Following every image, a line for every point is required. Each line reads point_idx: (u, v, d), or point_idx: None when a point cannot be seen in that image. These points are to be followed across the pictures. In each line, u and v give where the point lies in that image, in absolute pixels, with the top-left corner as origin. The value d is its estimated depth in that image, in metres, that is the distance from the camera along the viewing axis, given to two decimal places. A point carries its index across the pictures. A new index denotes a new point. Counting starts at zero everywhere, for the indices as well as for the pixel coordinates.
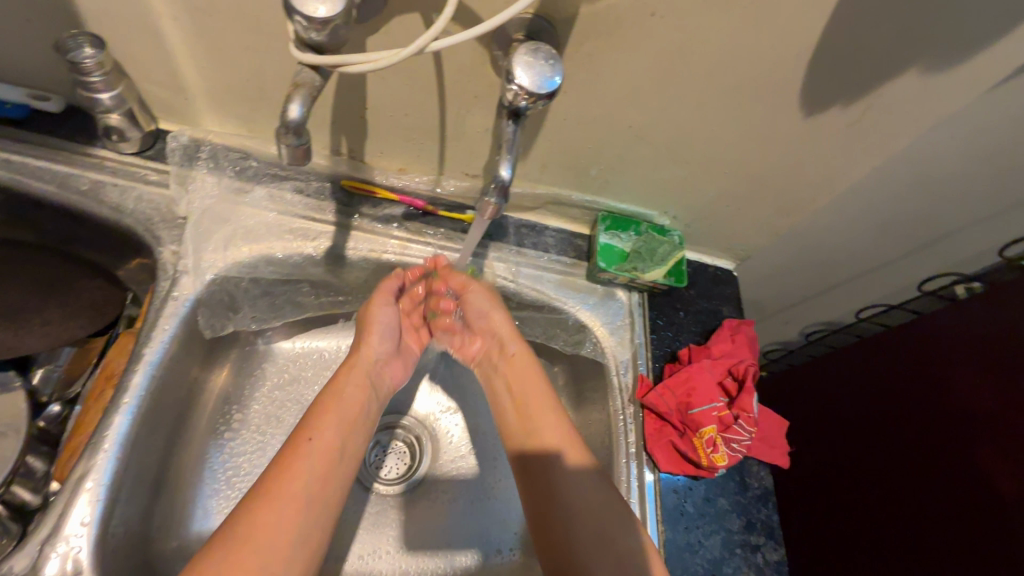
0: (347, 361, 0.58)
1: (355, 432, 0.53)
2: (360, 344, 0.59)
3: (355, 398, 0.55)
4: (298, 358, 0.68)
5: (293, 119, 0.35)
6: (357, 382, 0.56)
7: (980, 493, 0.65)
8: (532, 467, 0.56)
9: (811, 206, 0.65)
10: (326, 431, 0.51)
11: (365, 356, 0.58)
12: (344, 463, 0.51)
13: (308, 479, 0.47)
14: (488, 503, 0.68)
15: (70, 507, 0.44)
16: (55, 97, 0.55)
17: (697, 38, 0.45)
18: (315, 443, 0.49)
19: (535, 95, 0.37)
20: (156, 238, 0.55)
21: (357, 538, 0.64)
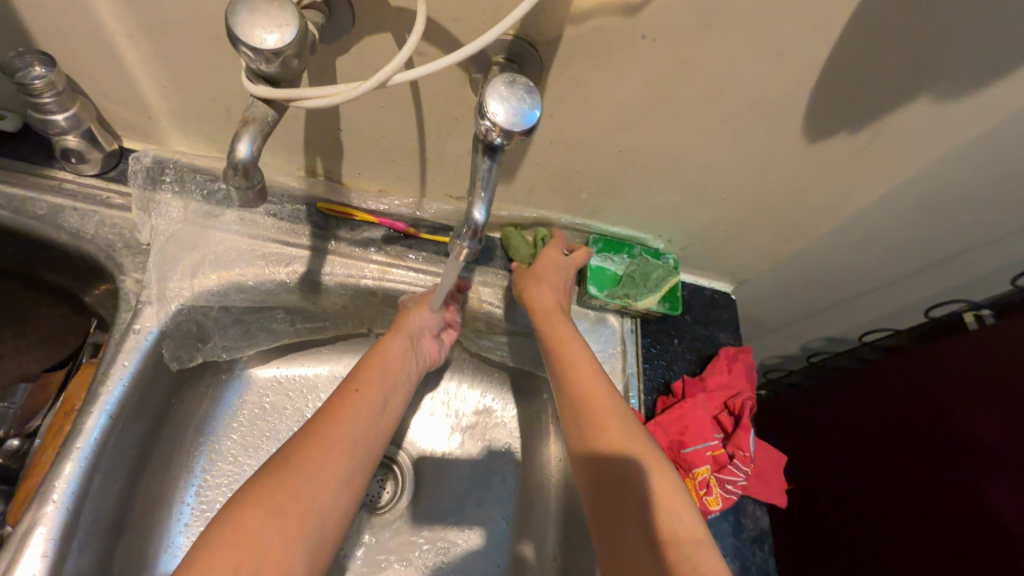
0: (395, 325, 0.57)
1: (394, 393, 0.53)
2: (406, 311, 0.58)
3: (397, 361, 0.55)
4: (272, 387, 0.65)
5: (241, 159, 0.32)
6: (401, 347, 0.56)
7: (983, 535, 0.62)
8: (574, 407, 0.51)
9: (813, 232, 0.61)
10: (372, 385, 0.51)
11: (413, 322, 0.57)
12: (383, 419, 0.50)
13: (355, 428, 0.47)
14: (460, 544, 0.64)
15: (18, 558, 0.41)
16: (11, 116, 0.52)
17: (691, 62, 0.41)
18: (362, 394, 0.49)
19: (509, 131, 0.34)
20: (118, 265, 0.52)
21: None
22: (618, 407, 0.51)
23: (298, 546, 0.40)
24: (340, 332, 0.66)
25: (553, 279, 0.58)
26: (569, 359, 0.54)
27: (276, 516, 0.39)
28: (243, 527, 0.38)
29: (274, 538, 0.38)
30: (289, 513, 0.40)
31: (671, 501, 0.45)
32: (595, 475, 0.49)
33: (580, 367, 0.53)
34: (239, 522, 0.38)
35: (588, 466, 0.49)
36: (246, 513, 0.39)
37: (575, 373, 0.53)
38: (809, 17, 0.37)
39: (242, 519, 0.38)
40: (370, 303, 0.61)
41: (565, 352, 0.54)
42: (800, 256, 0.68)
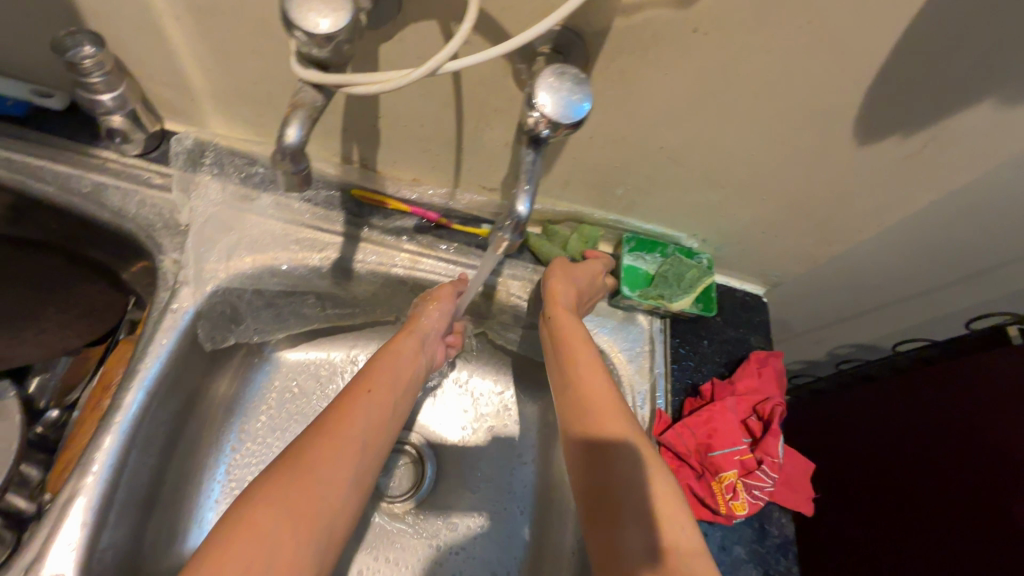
0: (408, 323, 0.56)
1: (404, 391, 0.52)
2: (422, 309, 0.57)
3: (410, 359, 0.54)
4: (297, 373, 0.66)
5: (289, 143, 0.32)
6: (414, 346, 0.55)
7: (1004, 554, 0.61)
8: (577, 403, 0.51)
9: (854, 237, 0.60)
10: (384, 386, 0.50)
11: (427, 322, 0.56)
12: (394, 419, 0.50)
13: (367, 427, 0.47)
14: (468, 541, 0.64)
15: (59, 526, 0.43)
16: (59, 94, 0.53)
17: (745, 57, 0.40)
18: (373, 395, 0.49)
19: (558, 123, 0.33)
20: (157, 245, 0.53)
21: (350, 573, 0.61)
22: (622, 411, 0.50)
23: (308, 544, 0.40)
24: (368, 320, 0.66)
25: (582, 283, 0.57)
26: (581, 360, 0.53)
27: (287, 512, 0.40)
28: (255, 523, 0.38)
29: (285, 538, 0.39)
30: (298, 510, 0.40)
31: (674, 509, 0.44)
32: (589, 475, 0.48)
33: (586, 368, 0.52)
34: (250, 518, 0.38)
35: (585, 464, 0.49)
36: (260, 509, 0.39)
37: (582, 372, 0.52)
38: (873, 12, 0.36)
39: (255, 514, 0.39)
40: (400, 292, 0.62)
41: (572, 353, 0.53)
42: (838, 260, 0.67)
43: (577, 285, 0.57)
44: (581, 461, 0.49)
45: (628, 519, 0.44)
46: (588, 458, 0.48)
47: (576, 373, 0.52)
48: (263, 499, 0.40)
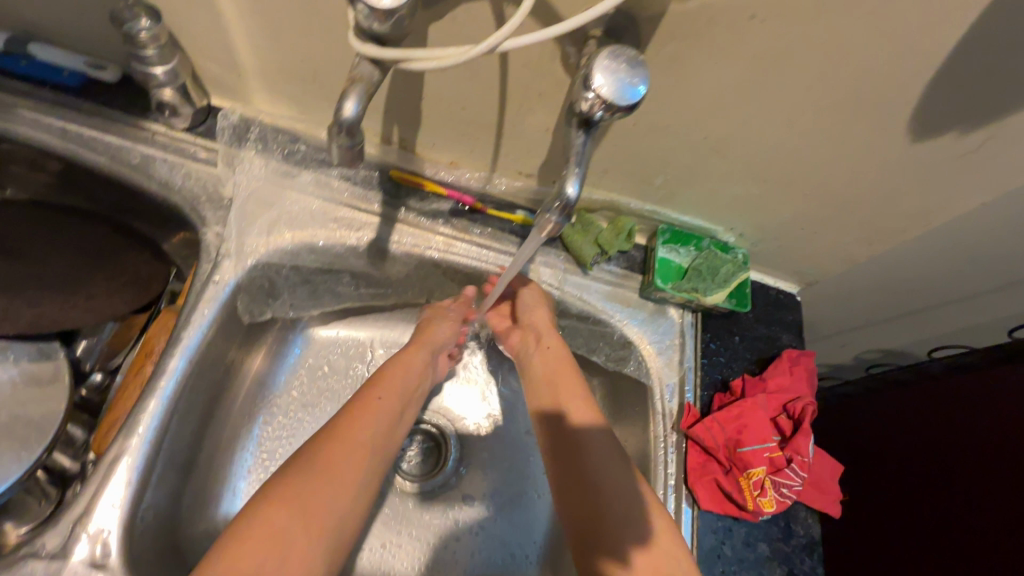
0: (416, 338, 0.59)
1: (411, 403, 0.54)
2: (434, 325, 0.61)
3: (417, 373, 0.56)
4: (326, 351, 0.67)
5: (347, 118, 0.33)
6: (421, 360, 0.57)
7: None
8: (562, 429, 0.53)
9: (898, 237, 0.58)
10: (393, 394, 0.52)
11: (435, 337, 0.60)
12: (399, 427, 0.52)
13: (377, 434, 0.48)
14: (490, 521, 0.65)
15: (105, 485, 0.44)
16: (111, 67, 0.54)
17: (802, 46, 0.39)
18: (382, 404, 0.50)
19: (613, 106, 0.33)
20: (201, 218, 0.54)
21: (368, 543, 0.61)
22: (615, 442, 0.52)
23: (320, 545, 0.41)
24: (399, 302, 0.67)
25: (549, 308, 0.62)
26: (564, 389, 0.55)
27: (301, 511, 0.41)
28: (269, 521, 0.39)
29: (299, 538, 0.40)
30: (311, 511, 0.41)
31: (663, 535, 0.46)
32: (566, 500, 0.50)
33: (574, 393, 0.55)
34: (265, 516, 0.39)
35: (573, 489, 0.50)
36: (274, 507, 0.40)
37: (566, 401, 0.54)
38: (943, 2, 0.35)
39: (269, 511, 0.40)
40: (433, 274, 0.62)
41: (563, 377, 0.56)
42: (879, 262, 0.65)
43: (545, 312, 0.61)
44: (566, 486, 0.50)
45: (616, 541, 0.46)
46: (565, 482, 0.50)
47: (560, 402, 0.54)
48: (278, 497, 0.41)
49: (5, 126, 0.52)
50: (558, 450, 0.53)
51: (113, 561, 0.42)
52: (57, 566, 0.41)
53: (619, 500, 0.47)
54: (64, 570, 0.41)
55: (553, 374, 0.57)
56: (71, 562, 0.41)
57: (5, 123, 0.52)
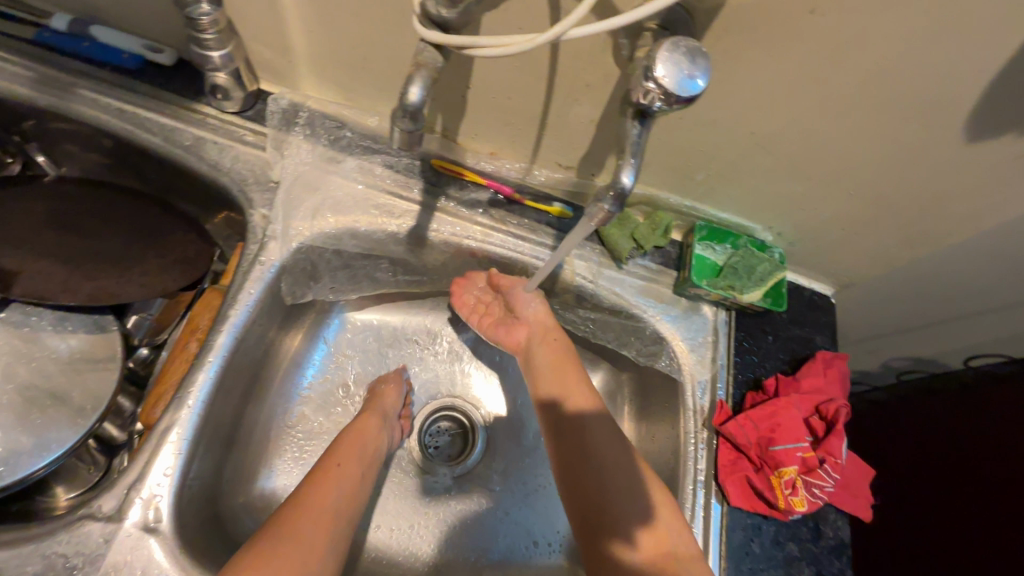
0: (365, 407, 0.60)
1: (372, 467, 0.55)
2: (381, 395, 0.63)
3: (375, 437, 0.57)
4: (353, 347, 0.68)
5: (412, 103, 0.34)
6: (377, 426, 0.58)
7: None
8: (569, 435, 0.56)
9: (943, 241, 0.57)
10: (351, 461, 0.53)
11: (385, 403, 0.62)
12: (362, 493, 0.52)
13: (340, 497, 0.49)
14: (512, 505, 0.65)
15: (156, 454, 0.46)
16: (168, 50, 0.56)
17: (860, 41, 0.39)
18: (341, 470, 0.51)
19: (672, 97, 0.34)
20: (249, 200, 0.56)
21: (372, 522, 0.62)
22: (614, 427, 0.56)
23: None
24: (433, 289, 0.68)
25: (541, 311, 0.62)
26: (572, 396, 0.57)
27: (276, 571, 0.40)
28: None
29: None
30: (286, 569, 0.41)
31: (667, 512, 0.50)
32: (575, 500, 0.53)
33: (572, 385, 0.58)
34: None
35: (572, 477, 0.54)
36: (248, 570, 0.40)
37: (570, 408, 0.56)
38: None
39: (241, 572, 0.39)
40: (469, 263, 0.63)
41: (558, 372, 0.58)
42: (918, 270, 0.64)
43: (543, 307, 0.62)
44: (567, 480, 0.54)
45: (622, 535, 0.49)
46: (573, 484, 0.53)
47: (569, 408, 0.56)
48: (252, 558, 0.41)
49: (67, 106, 0.54)
50: (560, 438, 0.56)
51: (164, 525, 0.44)
52: (113, 527, 0.43)
53: (623, 500, 0.50)
54: (119, 531, 0.43)
55: (559, 378, 0.58)
56: (126, 523, 0.43)
57: (67, 103, 0.54)
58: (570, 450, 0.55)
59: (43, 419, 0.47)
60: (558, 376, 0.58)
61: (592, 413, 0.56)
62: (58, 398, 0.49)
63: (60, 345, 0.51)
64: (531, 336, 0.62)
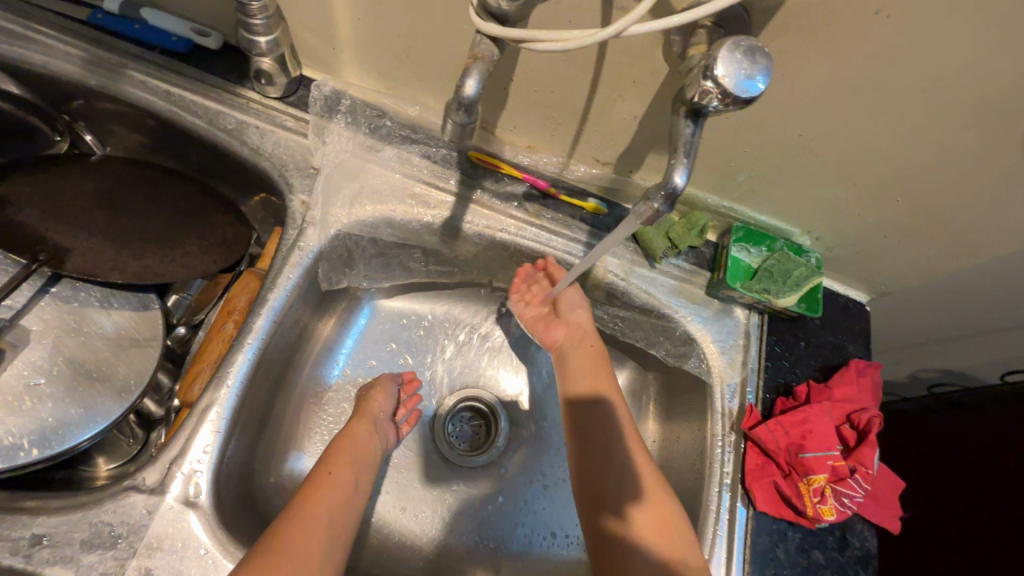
0: (354, 414, 0.59)
1: (366, 473, 0.54)
2: (368, 399, 0.60)
3: (366, 443, 0.56)
4: (379, 342, 0.69)
5: (467, 96, 0.35)
6: (367, 433, 0.57)
7: None
8: (592, 435, 0.57)
9: (991, 254, 0.55)
10: (344, 466, 0.52)
11: (373, 407, 0.59)
12: (357, 498, 0.52)
13: (330, 510, 0.48)
14: (532, 495, 0.66)
15: (196, 431, 0.47)
16: (215, 34, 0.57)
17: (923, 44, 0.38)
18: (334, 477, 0.51)
19: (731, 97, 0.33)
20: (288, 185, 0.56)
21: (383, 490, 0.63)
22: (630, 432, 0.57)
23: None
24: (463, 280, 0.69)
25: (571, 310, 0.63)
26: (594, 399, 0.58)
27: None
28: None
29: None
30: None
31: (673, 524, 0.50)
32: (590, 507, 0.54)
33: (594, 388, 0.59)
34: None
35: (585, 482, 0.55)
36: None
37: (597, 409, 0.58)
38: None
39: None
40: (501, 256, 0.63)
41: (580, 374, 0.60)
42: (960, 283, 0.62)
43: (588, 317, 0.63)
44: (580, 484, 0.56)
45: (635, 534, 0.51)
46: (591, 481, 0.55)
47: (600, 409, 0.58)
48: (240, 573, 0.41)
49: (116, 86, 0.55)
50: (580, 440, 0.57)
51: (203, 500, 0.46)
52: (156, 499, 0.45)
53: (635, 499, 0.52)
54: (161, 503, 0.44)
55: (590, 379, 0.59)
56: (168, 496, 0.45)
57: (116, 84, 0.55)
58: (590, 450, 0.56)
59: (91, 391, 0.49)
60: (583, 377, 0.60)
61: (614, 413, 0.57)
62: (105, 372, 0.50)
63: (106, 321, 0.52)
64: (569, 337, 0.63)
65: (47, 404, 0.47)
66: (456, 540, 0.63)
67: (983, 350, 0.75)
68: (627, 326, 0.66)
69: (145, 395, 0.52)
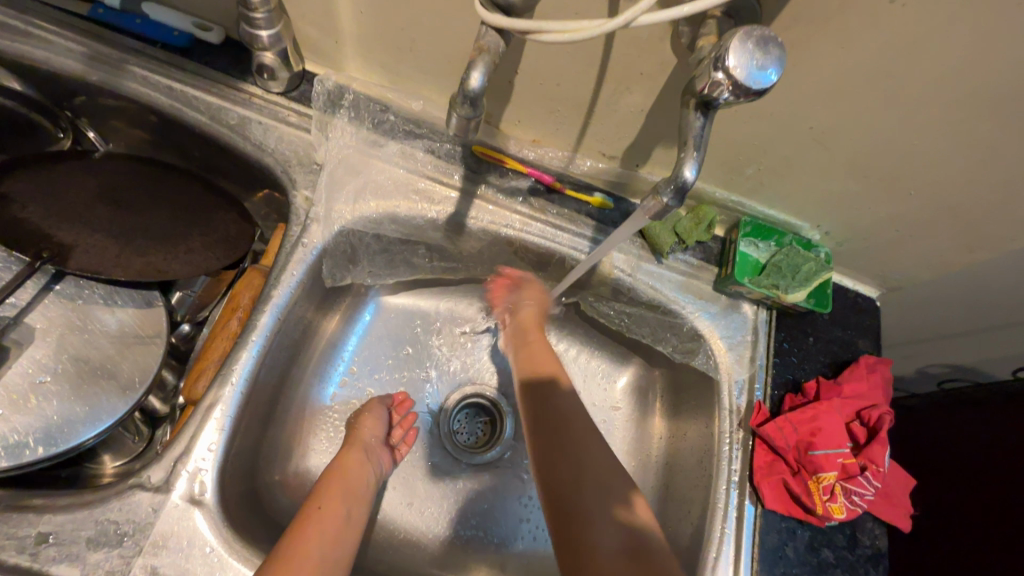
0: (346, 442, 0.58)
1: (357, 506, 0.53)
2: (356, 426, 0.59)
3: (358, 473, 0.55)
4: (380, 351, 0.68)
5: (472, 88, 0.35)
6: (358, 461, 0.56)
7: None
8: (554, 425, 0.57)
9: (1007, 249, 0.54)
10: (334, 500, 0.51)
11: (363, 434, 0.58)
12: (349, 534, 0.50)
13: (322, 545, 0.47)
14: (536, 489, 0.66)
15: (201, 428, 0.47)
16: (216, 28, 0.56)
17: (940, 33, 0.37)
18: (323, 511, 0.50)
19: (741, 89, 0.33)
20: (291, 181, 0.56)
21: (389, 487, 0.63)
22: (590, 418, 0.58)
23: None
24: (467, 276, 0.68)
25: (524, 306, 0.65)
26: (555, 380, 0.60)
27: None
28: None
29: None
30: None
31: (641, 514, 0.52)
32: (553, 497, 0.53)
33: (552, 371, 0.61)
34: None
35: (544, 466, 0.56)
36: None
37: (554, 400, 0.59)
38: None
39: None
40: (505, 251, 0.62)
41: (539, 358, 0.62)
42: (972, 278, 0.61)
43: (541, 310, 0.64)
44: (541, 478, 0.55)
45: (600, 527, 0.50)
46: (550, 469, 0.55)
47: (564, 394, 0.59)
48: None
49: (117, 82, 0.54)
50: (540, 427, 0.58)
51: (208, 498, 0.45)
52: (161, 497, 0.44)
53: (607, 492, 0.52)
54: (167, 502, 0.44)
55: (549, 365, 0.61)
56: (174, 494, 0.45)
57: (117, 79, 0.54)
58: (554, 437, 0.56)
59: (96, 388, 0.49)
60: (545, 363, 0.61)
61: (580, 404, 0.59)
62: (109, 370, 0.50)
63: (110, 319, 0.52)
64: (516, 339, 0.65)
65: (52, 402, 0.47)
66: (462, 538, 0.62)
67: (995, 346, 0.74)
68: (633, 323, 0.66)
69: (149, 393, 0.52)
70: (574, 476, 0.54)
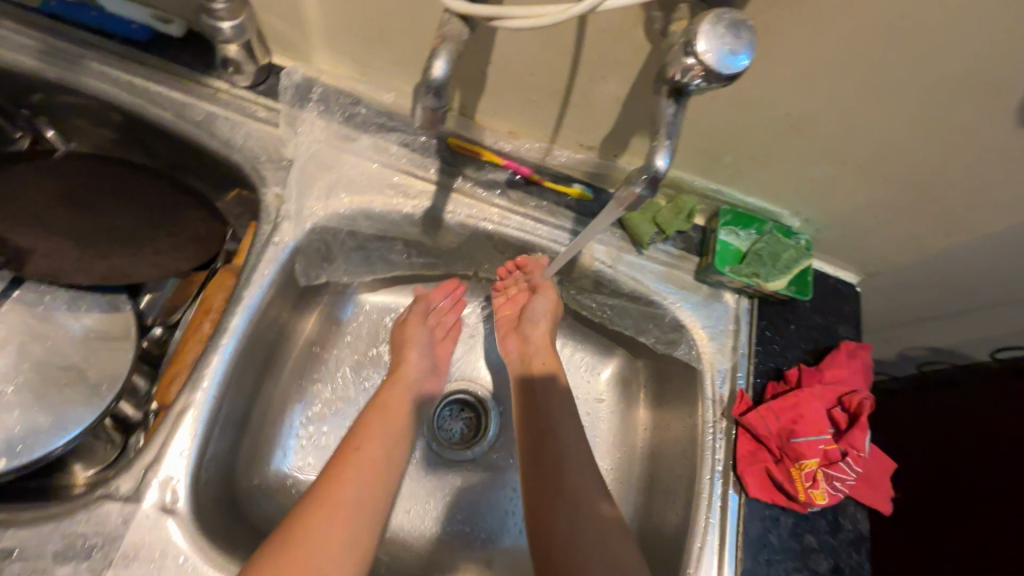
0: (393, 380, 0.59)
1: (401, 448, 0.55)
2: (403, 362, 0.61)
3: (400, 411, 0.57)
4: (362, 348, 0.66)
5: (435, 77, 0.34)
6: (401, 405, 0.58)
7: None
8: (554, 402, 0.59)
9: (982, 232, 0.54)
10: (370, 451, 0.52)
11: (407, 374, 0.60)
12: (387, 481, 0.52)
13: (354, 503, 0.49)
14: None
15: (173, 434, 0.46)
16: (177, 21, 0.54)
17: (909, 16, 0.36)
18: (359, 464, 0.51)
19: (711, 74, 0.32)
20: (261, 177, 0.54)
21: None
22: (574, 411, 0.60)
23: None
24: (447, 271, 0.67)
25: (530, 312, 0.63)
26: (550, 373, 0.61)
27: None
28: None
29: None
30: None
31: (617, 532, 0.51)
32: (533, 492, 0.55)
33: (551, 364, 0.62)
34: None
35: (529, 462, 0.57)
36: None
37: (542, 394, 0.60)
38: None
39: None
40: (484, 245, 0.62)
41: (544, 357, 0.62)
42: (950, 262, 0.61)
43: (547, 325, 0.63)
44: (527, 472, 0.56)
45: (569, 518, 0.52)
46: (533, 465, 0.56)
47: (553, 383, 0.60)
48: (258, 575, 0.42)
49: (74, 78, 0.52)
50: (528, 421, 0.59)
51: (181, 506, 0.44)
52: (131, 507, 0.43)
53: (580, 486, 0.54)
54: (137, 512, 0.43)
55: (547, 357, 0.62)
56: (144, 503, 0.43)
57: (74, 75, 0.52)
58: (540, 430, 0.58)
59: (60, 397, 0.47)
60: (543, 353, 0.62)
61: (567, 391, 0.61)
62: (74, 377, 0.48)
63: (75, 325, 0.50)
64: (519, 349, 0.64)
65: (15, 413, 0.46)
66: (448, 534, 0.62)
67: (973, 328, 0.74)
68: (614, 314, 0.65)
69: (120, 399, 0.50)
70: (555, 473, 0.55)
